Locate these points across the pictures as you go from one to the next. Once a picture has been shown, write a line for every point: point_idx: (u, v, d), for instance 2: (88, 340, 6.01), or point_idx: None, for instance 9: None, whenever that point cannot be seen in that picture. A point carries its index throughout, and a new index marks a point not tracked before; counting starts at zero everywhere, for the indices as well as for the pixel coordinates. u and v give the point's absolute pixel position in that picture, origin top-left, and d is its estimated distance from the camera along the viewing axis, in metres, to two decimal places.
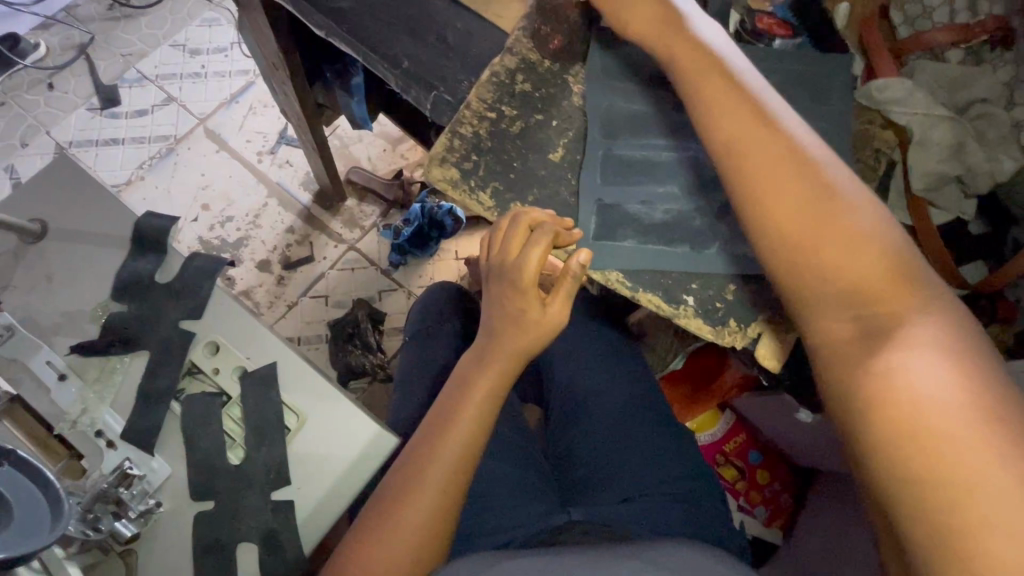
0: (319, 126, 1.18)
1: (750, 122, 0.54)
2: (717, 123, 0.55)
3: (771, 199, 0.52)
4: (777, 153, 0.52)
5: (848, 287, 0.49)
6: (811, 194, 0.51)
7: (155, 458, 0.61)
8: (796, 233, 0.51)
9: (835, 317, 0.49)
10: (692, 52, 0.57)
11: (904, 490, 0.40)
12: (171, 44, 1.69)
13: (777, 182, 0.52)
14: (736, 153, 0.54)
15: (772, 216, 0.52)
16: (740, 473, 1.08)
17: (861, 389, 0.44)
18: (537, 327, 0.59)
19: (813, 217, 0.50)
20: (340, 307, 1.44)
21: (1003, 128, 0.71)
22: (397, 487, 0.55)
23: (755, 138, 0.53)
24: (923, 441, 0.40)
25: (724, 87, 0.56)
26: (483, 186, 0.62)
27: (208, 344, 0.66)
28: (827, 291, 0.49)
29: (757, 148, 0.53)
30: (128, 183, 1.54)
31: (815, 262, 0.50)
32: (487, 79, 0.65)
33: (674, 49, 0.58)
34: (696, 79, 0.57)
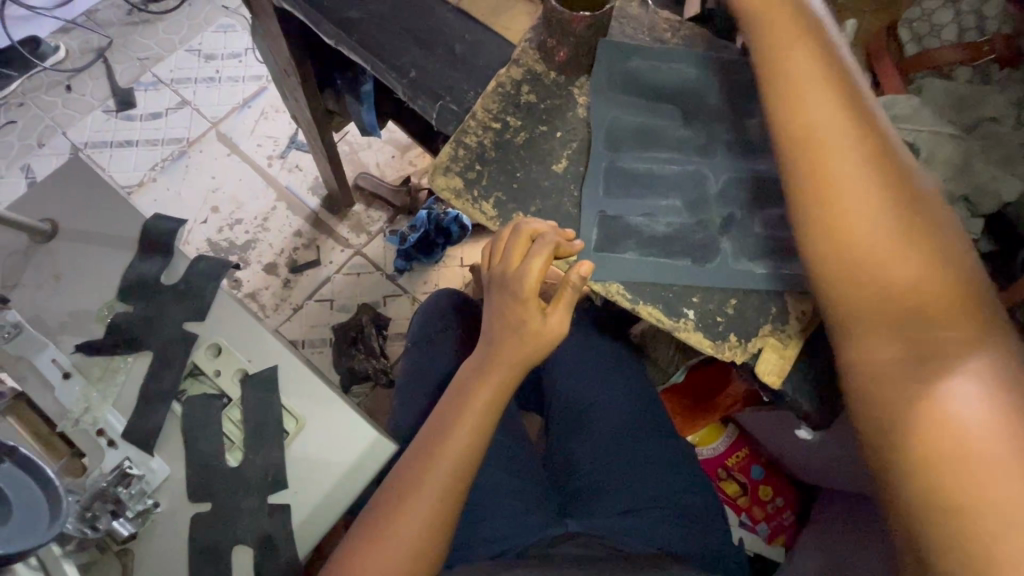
0: (328, 132, 1.19)
1: (834, 119, 0.53)
2: (799, 115, 0.54)
3: (844, 195, 0.51)
4: (857, 152, 0.52)
5: (905, 304, 0.48)
6: (884, 202, 0.50)
7: (154, 458, 0.62)
8: (861, 236, 0.50)
9: (887, 331, 0.48)
10: (787, 41, 0.56)
11: (937, 507, 0.41)
12: (186, 49, 1.72)
13: (853, 182, 0.51)
14: (810, 149, 0.53)
15: (837, 219, 0.51)
16: (741, 488, 1.09)
17: (911, 401, 0.45)
18: (536, 336, 0.59)
19: (882, 223, 0.50)
20: (345, 312, 1.45)
21: (1011, 147, 0.70)
22: (395, 494, 0.55)
23: (833, 133, 0.52)
24: (958, 462, 0.41)
25: (812, 80, 0.54)
26: (486, 196, 0.62)
27: (211, 346, 0.67)
28: (879, 306, 0.49)
29: (832, 147, 0.52)
30: (140, 184, 1.57)
31: (872, 269, 0.50)
32: (493, 90, 0.66)
33: (765, 40, 0.57)
34: (788, 69, 0.55)
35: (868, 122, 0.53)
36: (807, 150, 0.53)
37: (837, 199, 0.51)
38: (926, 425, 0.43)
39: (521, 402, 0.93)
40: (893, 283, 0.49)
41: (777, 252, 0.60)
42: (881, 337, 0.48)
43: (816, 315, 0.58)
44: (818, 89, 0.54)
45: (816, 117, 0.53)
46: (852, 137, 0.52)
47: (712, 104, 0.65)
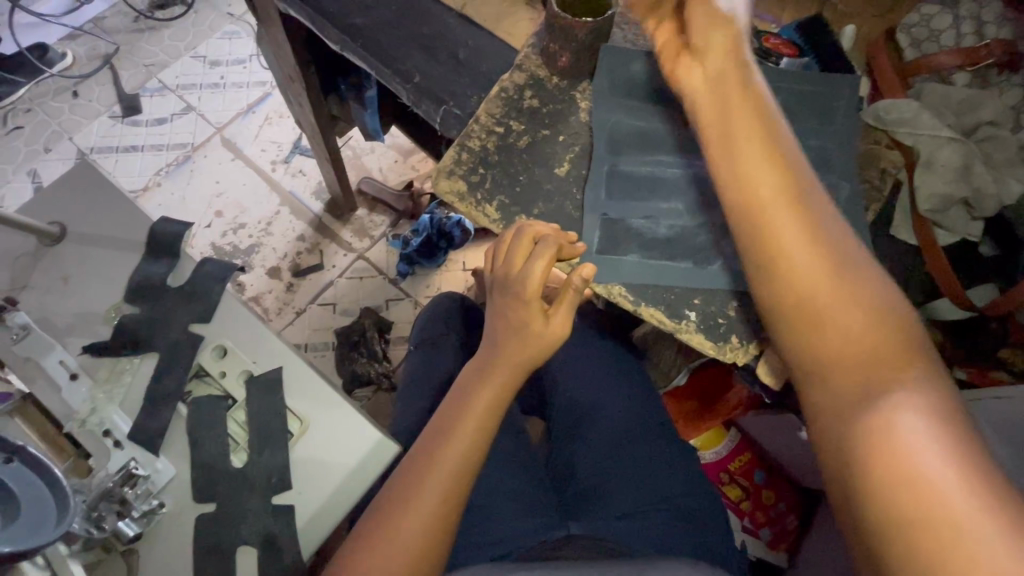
0: (331, 137, 1.20)
1: (762, 149, 0.53)
2: (739, 156, 0.54)
3: (778, 234, 0.51)
4: (784, 182, 0.52)
5: (841, 333, 0.48)
6: (809, 231, 0.50)
7: (160, 459, 0.62)
8: (796, 277, 0.50)
9: (829, 363, 0.47)
10: (727, 70, 0.56)
11: (903, 542, 0.39)
12: (192, 56, 1.74)
13: (786, 222, 0.51)
14: (741, 180, 0.53)
15: (774, 249, 0.51)
16: (745, 492, 1.07)
17: (856, 440, 0.43)
18: (538, 337, 0.60)
19: (813, 260, 0.50)
20: (347, 315, 1.46)
21: (1011, 151, 0.71)
22: (398, 495, 0.56)
23: (765, 174, 0.53)
24: (913, 489, 0.39)
25: (747, 111, 0.55)
26: (489, 199, 0.63)
27: (216, 347, 0.67)
28: (819, 337, 0.48)
29: (760, 176, 0.53)
30: (145, 188, 1.58)
31: (812, 307, 0.49)
32: (496, 94, 0.67)
33: (708, 64, 0.57)
34: (724, 108, 0.56)
35: (798, 164, 0.53)
36: (742, 194, 0.53)
37: (772, 240, 0.51)
38: (874, 463, 0.41)
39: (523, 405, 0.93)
40: (833, 319, 0.48)
41: None
42: (827, 376, 0.47)
43: None
44: (751, 128, 0.54)
45: (752, 158, 0.53)
46: (782, 176, 0.52)
47: None
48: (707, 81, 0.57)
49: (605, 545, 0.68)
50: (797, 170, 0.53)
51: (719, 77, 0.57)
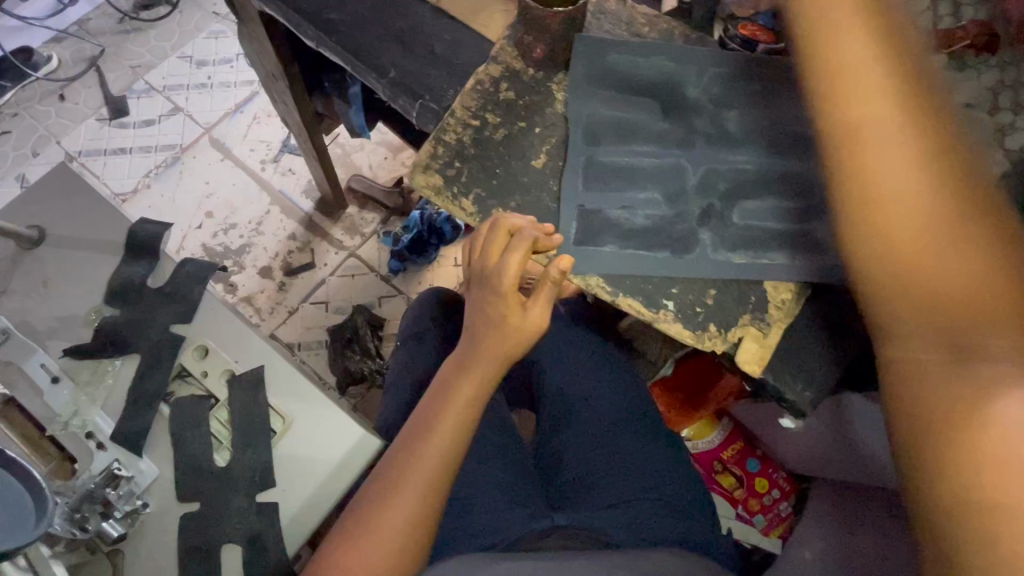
0: (317, 134, 1.19)
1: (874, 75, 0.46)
2: (842, 88, 0.47)
3: (880, 172, 0.44)
4: (893, 116, 0.45)
5: (938, 290, 0.41)
6: (919, 170, 0.43)
7: (143, 460, 0.62)
8: (887, 213, 0.44)
9: (926, 324, 0.41)
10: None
11: (955, 519, 0.35)
12: (178, 56, 1.73)
13: (892, 151, 0.44)
14: (846, 110, 0.47)
15: (869, 187, 0.45)
16: (738, 480, 1.09)
17: (950, 402, 0.38)
18: (517, 330, 0.59)
19: (920, 199, 0.43)
20: (340, 314, 1.46)
21: (988, 132, 0.68)
22: (377, 492, 0.56)
23: (874, 102, 0.46)
24: (995, 469, 0.34)
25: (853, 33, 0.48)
26: (466, 192, 0.62)
27: (198, 347, 0.67)
28: (909, 292, 0.42)
29: (871, 107, 0.46)
30: (134, 191, 1.57)
31: (906, 248, 0.43)
32: (472, 87, 0.66)
33: None
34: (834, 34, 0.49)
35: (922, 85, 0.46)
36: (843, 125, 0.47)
37: (867, 171, 0.45)
38: (960, 426, 0.37)
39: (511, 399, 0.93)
40: (933, 271, 0.42)
41: (755, 243, 0.60)
42: (912, 333, 0.42)
43: (793, 304, 0.59)
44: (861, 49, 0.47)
45: (854, 78, 0.47)
46: (898, 106, 0.45)
47: (690, 97, 0.65)
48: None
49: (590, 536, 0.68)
50: (919, 98, 0.45)
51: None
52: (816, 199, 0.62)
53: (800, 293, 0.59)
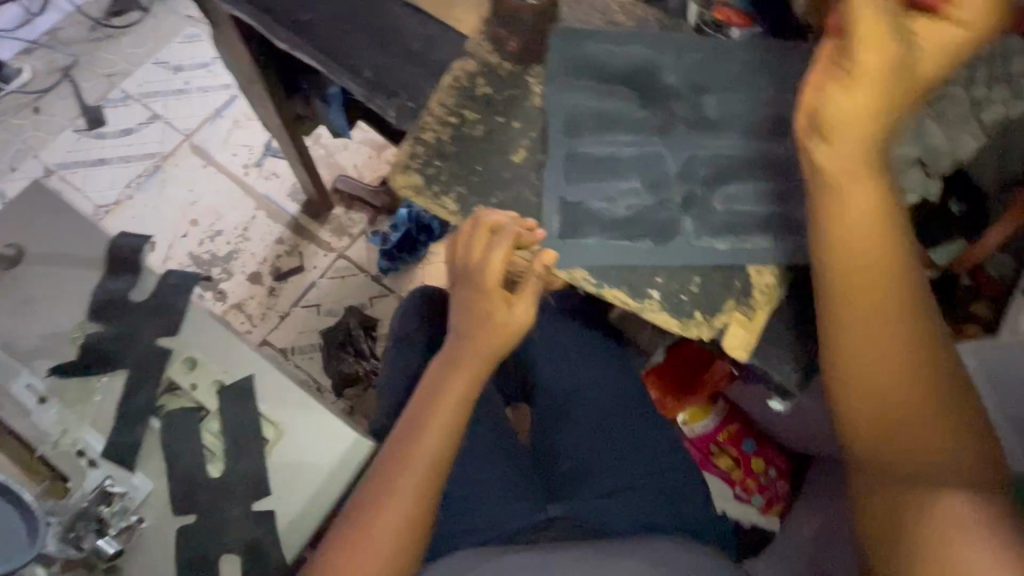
0: (299, 137, 1.18)
1: (872, 215, 0.50)
2: (841, 224, 0.51)
3: (870, 308, 0.51)
4: (882, 257, 0.51)
5: (902, 414, 0.50)
6: (900, 307, 0.51)
7: (136, 475, 0.62)
8: (875, 317, 0.51)
9: (892, 441, 0.50)
10: (870, 116, 0.48)
11: None
12: (154, 62, 1.70)
13: (874, 287, 0.51)
14: (847, 247, 0.51)
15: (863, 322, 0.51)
16: (735, 462, 1.09)
17: (916, 511, 0.48)
18: (502, 327, 0.59)
19: (897, 334, 0.50)
20: (332, 315, 1.45)
21: (964, 107, 0.68)
22: (372, 493, 0.56)
23: (870, 243, 0.51)
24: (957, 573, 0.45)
25: (862, 169, 0.50)
26: (447, 191, 0.62)
27: (185, 360, 0.67)
28: (880, 413, 0.50)
29: (866, 247, 0.51)
30: (117, 202, 1.56)
31: (886, 377, 0.50)
32: (448, 84, 0.66)
33: (852, 104, 0.48)
34: (848, 166, 0.50)
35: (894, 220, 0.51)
36: (840, 259, 0.52)
37: (867, 283, 0.51)
38: (928, 533, 0.47)
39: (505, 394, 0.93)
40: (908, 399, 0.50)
41: (737, 228, 0.60)
42: (882, 448, 0.51)
43: (776, 286, 0.59)
44: (867, 186, 0.50)
45: (858, 202, 0.50)
46: (885, 249, 0.51)
47: (668, 84, 0.65)
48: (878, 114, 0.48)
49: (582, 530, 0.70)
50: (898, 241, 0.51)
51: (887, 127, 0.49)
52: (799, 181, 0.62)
53: (783, 276, 0.60)
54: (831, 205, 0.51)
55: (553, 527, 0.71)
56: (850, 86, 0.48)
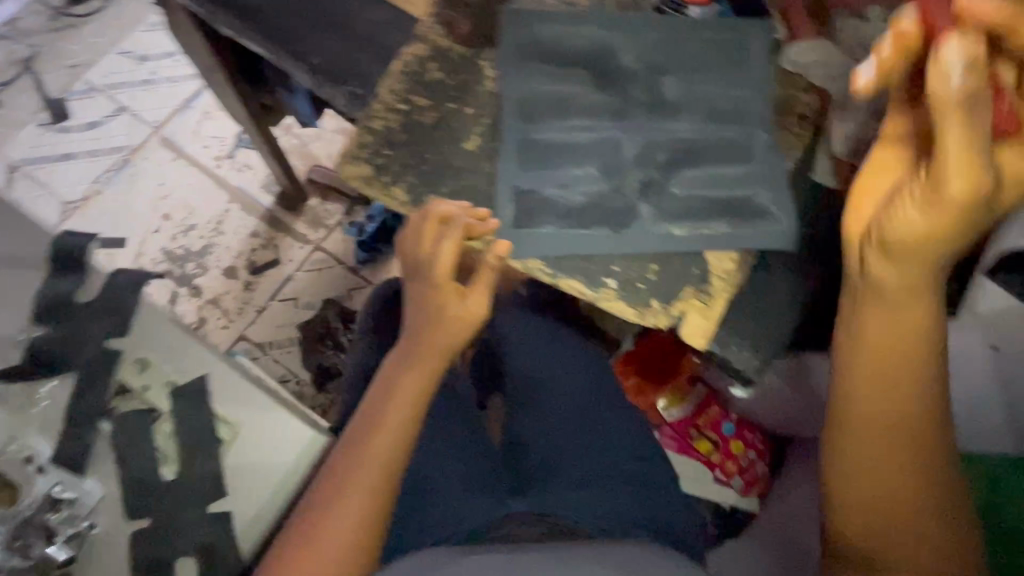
0: (266, 128, 1.15)
1: (902, 336, 0.50)
2: (867, 339, 0.51)
3: (878, 419, 0.53)
4: (906, 372, 0.51)
5: (889, 508, 0.54)
6: (911, 419, 0.52)
7: (86, 480, 0.61)
8: (890, 402, 0.52)
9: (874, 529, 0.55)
10: (932, 241, 0.45)
11: None
12: (118, 52, 1.65)
13: (888, 400, 0.52)
14: (868, 362, 0.52)
15: (870, 427, 0.53)
16: (715, 445, 1.05)
17: None
18: (457, 321, 0.58)
19: (900, 441, 0.53)
20: (310, 309, 1.43)
21: None
22: (325, 491, 0.55)
23: (896, 362, 0.51)
24: None
25: (907, 288, 0.48)
26: (397, 180, 0.60)
27: (136, 361, 0.65)
28: (867, 502, 0.55)
29: (893, 365, 0.51)
30: (85, 198, 1.52)
31: (880, 474, 0.54)
32: (398, 70, 0.63)
33: (910, 229, 0.45)
34: (888, 287, 0.49)
35: (930, 339, 0.51)
36: (860, 371, 0.53)
37: (883, 396, 0.52)
38: None
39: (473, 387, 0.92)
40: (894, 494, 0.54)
41: (695, 214, 0.59)
42: (861, 531, 0.55)
43: (736, 272, 0.58)
44: (907, 305, 0.49)
45: (894, 318, 0.50)
46: (910, 370, 0.51)
47: (626, 66, 0.63)
48: (950, 240, 0.45)
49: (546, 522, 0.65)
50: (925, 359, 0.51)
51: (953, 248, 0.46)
52: (757, 165, 0.60)
53: (742, 261, 0.59)
54: (860, 319, 0.51)
55: (515, 520, 0.66)
56: (923, 209, 0.44)
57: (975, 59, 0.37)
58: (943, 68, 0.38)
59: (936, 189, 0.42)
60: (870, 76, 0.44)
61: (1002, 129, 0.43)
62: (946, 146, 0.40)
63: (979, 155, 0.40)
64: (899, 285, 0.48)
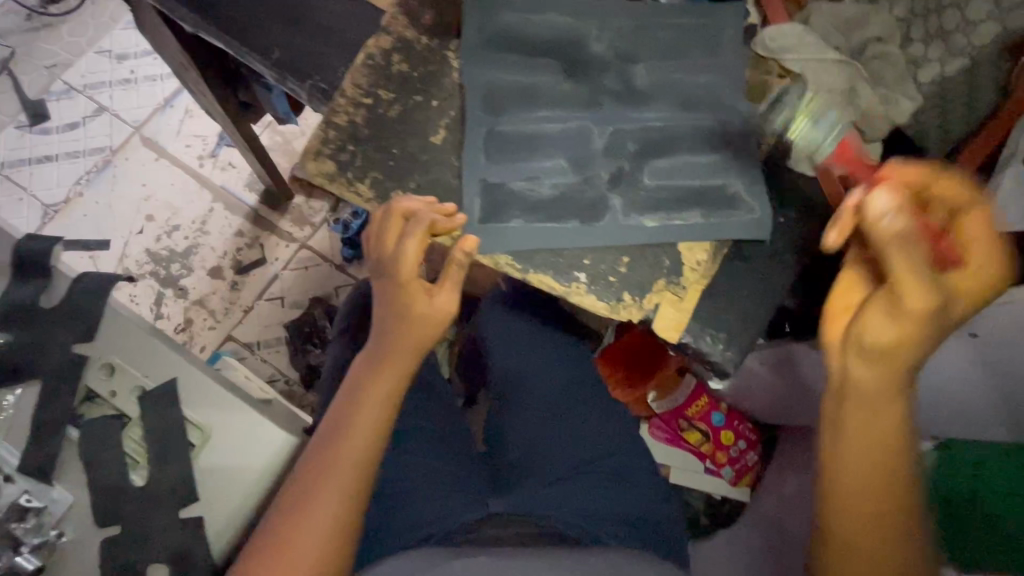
0: (246, 126, 1.12)
1: (881, 418, 0.46)
2: (848, 416, 0.47)
3: (859, 506, 0.46)
4: (884, 453, 0.46)
5: None
6: (892, 511, 0.46)
7: (55, 488, 0.60)
8: (880, 475, 0.46)
9: None
10: (898, 339, 0.45)
11: None
12: (96, 51, 1.62)
13: (868, 487, 0.46)
14: (848, 438, 0.47)
15: (850, 515, 0.46)
16: (704, 436, 1.04)
17: None
18: (425, 319, 0.57)
19: (883, 537, 0.46)
20: (297, 308, 1.42)
21: (899, 67, 0.65)
22: (299, 494, 0.54)
23: (873, 443, 0.46)
24: None
25: (884, 371, 0.46)
26: (362, 176, 0.59)
27: (103, 366, 0.64)
28: None
29: (871, 445, 0.46)
30: (66, 200, 1.50)
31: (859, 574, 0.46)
32: (362, 62, 0.62)
33: (878, 328, 0.45)
34: (867, 370, 0.46)
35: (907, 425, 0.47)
36: (841, 449, 0.47)
37: (862, 477, 0.46)
38: None
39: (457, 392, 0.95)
40: None
41: (667, 204, 0.58)
42: None
43: (708, 264, 0.57)
44: (887, 391, 0.46)
45: (872, 401, 0.46)
46: (887, 454, 0.46)
47: (595, 53, 0.61)
48: (917, 351, 0.45)
49: (526, 524, 0.63)
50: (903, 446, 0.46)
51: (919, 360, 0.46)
52: (730, 154, 0.59)
53: (715, 252, 0.58)
54: (840, 401, 0.48)
55: (496, 521, 0.64)
56: (886, 324, 0.45)
57: (897, 202, 0.44)
58: (877, 209, 0.44)
59: (902, 309, 0.44)
60: (840, 234, 0.48)
61: (950, 262, 0.46)
62: (900, 272, 0.44)
63: (931, 282, 0.43)
64: (875, 387, 0.46)
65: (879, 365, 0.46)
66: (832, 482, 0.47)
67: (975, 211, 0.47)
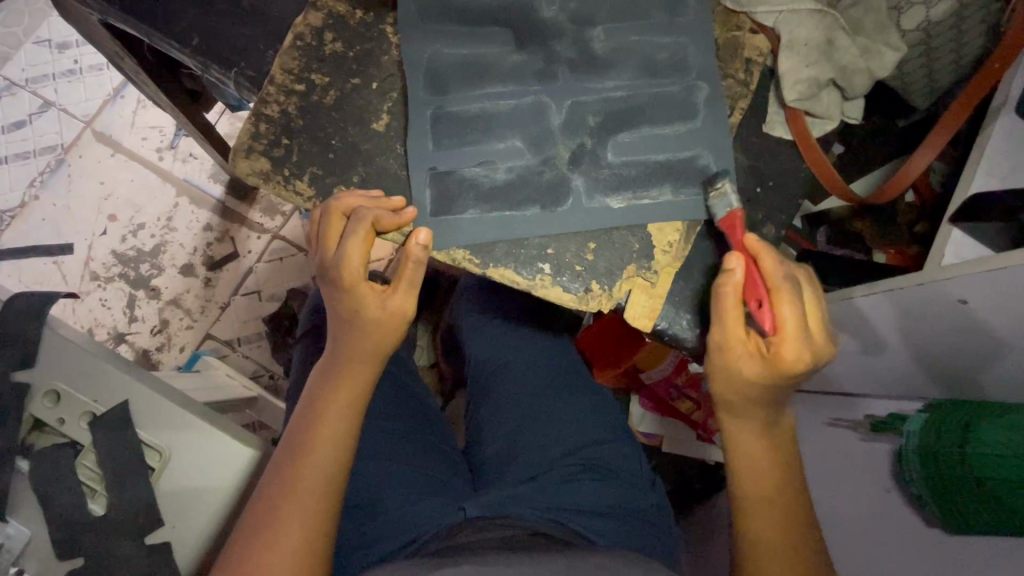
0: (197, 109, 0.96)
1: (761, 436, 0.51)
2: (735, 436, 0.51)
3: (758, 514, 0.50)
4: (768, 465, 0.50)
5: None
6: (787, 517, 0.49)
7: (9, 524, 0.57)
8: (768, 484, 0.50)
9: None
10: (745, 373, 0.47)
11: None
12: (34, 41, 1.51)
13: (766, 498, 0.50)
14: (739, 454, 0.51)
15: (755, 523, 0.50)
16: (696, 403, 1.01)
17: None
18: (382, 322, 0.53)
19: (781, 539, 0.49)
20: (274, 301, 1.37)
21: (881, 13, 0.59)
22: (264, 516, 0.50)
23: (759, 458, 0.50)
24: None
25: (749, 400, 0.49)
26: (300, 173, 0.54)
27: (47, 393, 0.59)
28: None
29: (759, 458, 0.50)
30: (21, 205, 1.42)
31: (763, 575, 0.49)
32: (291, 44, 0.57)
33: (718, 362, 0.49)
34: (736, 398, 0.49)
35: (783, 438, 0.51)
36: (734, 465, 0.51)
37: (758, 487, 0.50)
38: None
39: (437, 389, 1.07)
40: None
41: (633, 182, 0.53)
42: None
43: (683, 244, 0.53)
44: (758, 413, 0.50)
45: (746, 421, 0.50)
46: (768, 466, 0.50)
47: (547, 17, 0.55)
48: (739, 405, 0.49)
49: (510, 525, 0.58)
50: (784, 458, 0.51)
51: (750, 415, 0.50)
52: (700, 121, 0.54)
53: (689, 230, 0.54)
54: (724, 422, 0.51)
55: (472, 526, 0.58)
56: (708, 368, 0.50)
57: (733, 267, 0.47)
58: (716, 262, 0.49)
59: (708, 362, 0.50)
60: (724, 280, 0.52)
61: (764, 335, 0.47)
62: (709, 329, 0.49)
63: (729, 345, 0.47)
64: (723, 425, 0.52)
65: (718, 406, 0.51)
66: (737, 490, 0.51)
67: (793, 298, 0.45)
